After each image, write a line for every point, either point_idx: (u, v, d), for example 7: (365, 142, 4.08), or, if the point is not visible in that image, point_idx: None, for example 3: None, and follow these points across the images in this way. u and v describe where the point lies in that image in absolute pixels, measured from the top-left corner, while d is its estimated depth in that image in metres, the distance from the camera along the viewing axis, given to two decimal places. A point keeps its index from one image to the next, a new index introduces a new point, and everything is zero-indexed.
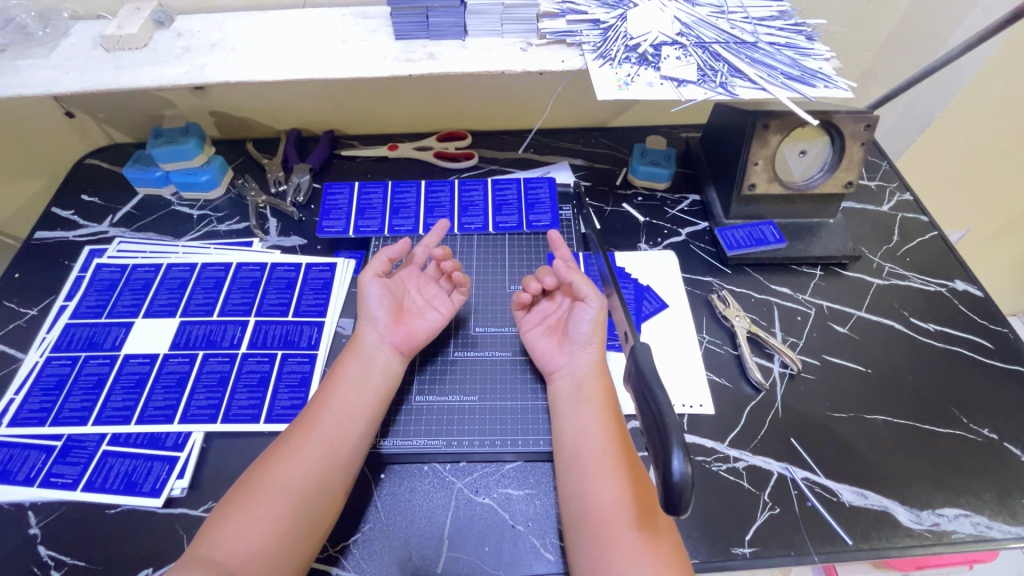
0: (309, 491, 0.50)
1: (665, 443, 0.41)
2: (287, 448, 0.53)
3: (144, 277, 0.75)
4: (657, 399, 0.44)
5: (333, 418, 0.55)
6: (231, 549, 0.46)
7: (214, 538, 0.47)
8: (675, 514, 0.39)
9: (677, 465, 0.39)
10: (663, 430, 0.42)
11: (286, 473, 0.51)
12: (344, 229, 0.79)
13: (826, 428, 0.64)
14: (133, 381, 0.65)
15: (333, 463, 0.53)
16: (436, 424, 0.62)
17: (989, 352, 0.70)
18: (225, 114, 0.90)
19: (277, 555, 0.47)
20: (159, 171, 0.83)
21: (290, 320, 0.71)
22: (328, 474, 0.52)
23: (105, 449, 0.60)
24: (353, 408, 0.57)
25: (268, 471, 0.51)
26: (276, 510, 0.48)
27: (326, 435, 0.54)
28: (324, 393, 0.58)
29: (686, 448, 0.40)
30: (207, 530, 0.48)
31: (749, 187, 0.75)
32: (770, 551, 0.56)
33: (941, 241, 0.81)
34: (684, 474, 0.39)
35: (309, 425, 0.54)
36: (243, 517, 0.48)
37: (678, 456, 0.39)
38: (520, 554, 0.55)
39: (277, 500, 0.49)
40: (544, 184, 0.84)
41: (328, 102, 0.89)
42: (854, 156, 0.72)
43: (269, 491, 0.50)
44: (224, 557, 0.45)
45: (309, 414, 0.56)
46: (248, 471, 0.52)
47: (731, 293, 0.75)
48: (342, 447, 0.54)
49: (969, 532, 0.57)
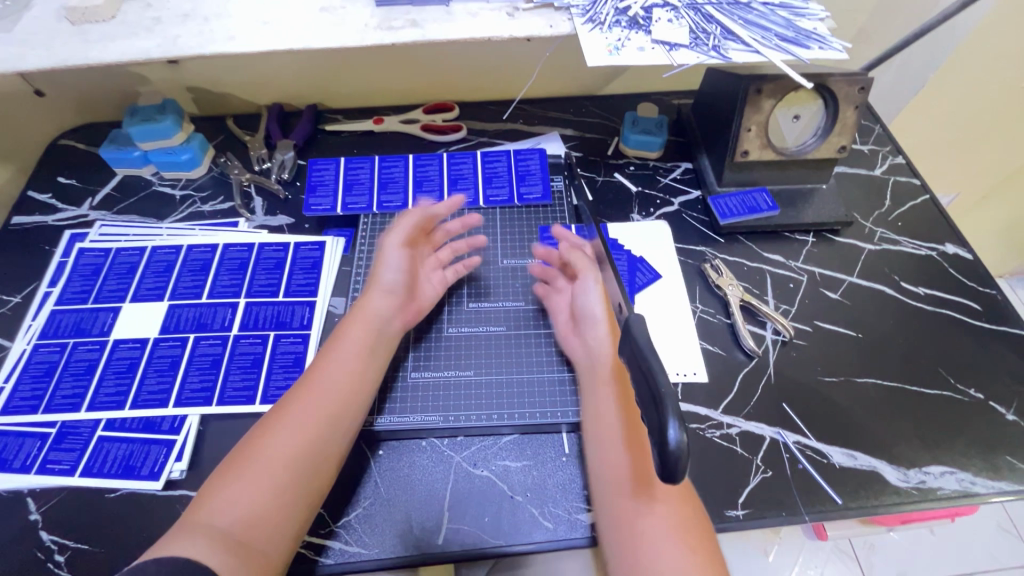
0: (307, 460, 0.50)
1: (660, 412, 0.40)
2: (288, 416, 0.52)
3: (129, 261, 0.73)
4: (650, 365, 0.43)
5: (337, 387, 0.55)
6: (233, 514, 0.46)
7: (212, 502, 0.47)
8: (670, 481, 0.39)
9: (672, 434, 0.39)
10: (657, 399, 0.41)
11: (288, 437, 0.51)
12: (331, 206, 0.76)
13: (818, 393, 0.65)
14: (125, 365, 0.65)
15: (327, 432, 0.52)
16: (444, 396, 0.63)
17: (978, 314, 0.71)
18: (203, 90, 0.87)
19: (271, 519, 0.47)
20: (137, 151, 0.81)
21: (281, 301, 0.70)
22: (326, 445, 0.52)
23: (101, 434, 0.60)
24: (352, 375, 0.56)
25: (269, 433, 0.51)
26: (278, 478, 0.49)
27: (324, 401, 0.54)
28: (324, 360, 0.57)
29: (681, 417, 0.40)
30: (205, 493, 0.48)
31: (743, 154, 0.74)
32: (762, 512, 0.57)
33: (932, 205, 0.81)
34: (679, 442, 0.39)
35: (311, 394, 0.54)
36: (243, 483, 0.48)
37: (673, 425, 0.39)
38: (519, 523, 0.56)
39: (274, 465, 0.49)
40: (535, 155, 0.82)
41: (310, 74, 0.86)
42: (849, 120, 0.70)
43: (269, 454, 0.49)
44: (226, 523, 0.45)
45: (309, 382, 0.55)
46: (247, 434, 0.52)
47: (725, 261, 0.75)
48: (343, 413, 0.54)
49: (954, 489, 0.59)
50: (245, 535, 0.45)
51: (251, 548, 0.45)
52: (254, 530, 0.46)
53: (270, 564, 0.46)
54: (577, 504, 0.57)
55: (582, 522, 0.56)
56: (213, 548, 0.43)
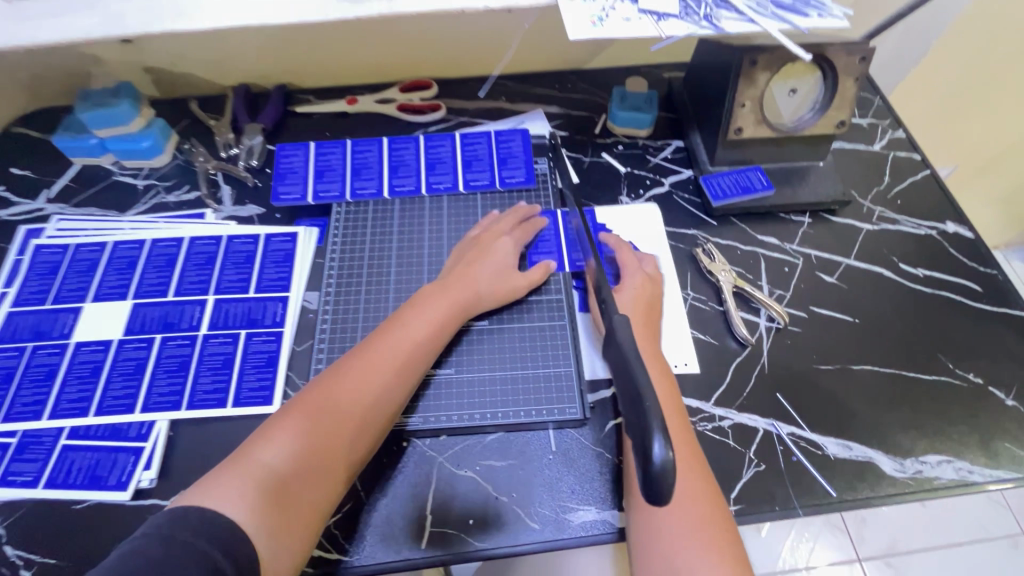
0: (363, 425, 0.50)
1: (644, 425, 0.38)
2: (356, 375, 0.51)
3: (89, 258, 0.69)
4: (633, 374, 0.41)
5: (403, 357, 0.54)
6: (283, 466, 0.46)
7: (269, 446, 0.46)
8: (655, 499, 0.37)
9: (657, 450, 0.36)
10: (641, 411, 0.38)
11: (353, 397, 0.50)
12: (302, 195, 0.72)
13: (812, 381, 0.62)
14: (88, 370, 0.61)
15: (384, 401, 0.52)
16: (461, 389, 0.60)
17: (978, 295, 0.68)
18: (162, 70, 0.81)
19: (321, 475, 0.47)
20: (93, 139, 0.75)
21: (252, 297, 0.66)
22: (379, 413, 0.51)
23: (64, 444, 0.57)
24: (414, 347, 0.55)
25: (335, 388, 0.50)
26: (335, 435, 0.48)
27: (389, 369, 0.53)
28: (394, 327, 0.56)
29: (666, 432, 0.37)
30: (265, 432, 0.47)
31: (737, 132, 0.70)
32: (755, 508, 0.56)
33: (933, 181, 0.78)
34: (665, 460, 0.36)
35: (377, 356, 0.53)
36: (300, 435, 0.47)
37: (659, 441, 0.36)
38: (504, 525, 0.55)
39: (332, 423, 0.48)
40: (517, 136, 0.77)
41: (276, 52, 0.81)
42: (848, 93, 0.66)
43: (325, 409, 0.49)
44: (278, 469, 0.45)
45: (377, 343, 0.54)
46: (315, 380, 0.52)
47: (717, 245, 0.72)
48: (398, 383, 0.53)
49: (951, 478, 0.57)
50: (294, 486, 0.45)
51: (296, 499, 0.45)
52: (303, 483, 0.46)
53: (307, 518, 0.45)
54: (566, 503, 0.56)
55: (569, 522, 0.55)
56: (257, 496, 0.43)
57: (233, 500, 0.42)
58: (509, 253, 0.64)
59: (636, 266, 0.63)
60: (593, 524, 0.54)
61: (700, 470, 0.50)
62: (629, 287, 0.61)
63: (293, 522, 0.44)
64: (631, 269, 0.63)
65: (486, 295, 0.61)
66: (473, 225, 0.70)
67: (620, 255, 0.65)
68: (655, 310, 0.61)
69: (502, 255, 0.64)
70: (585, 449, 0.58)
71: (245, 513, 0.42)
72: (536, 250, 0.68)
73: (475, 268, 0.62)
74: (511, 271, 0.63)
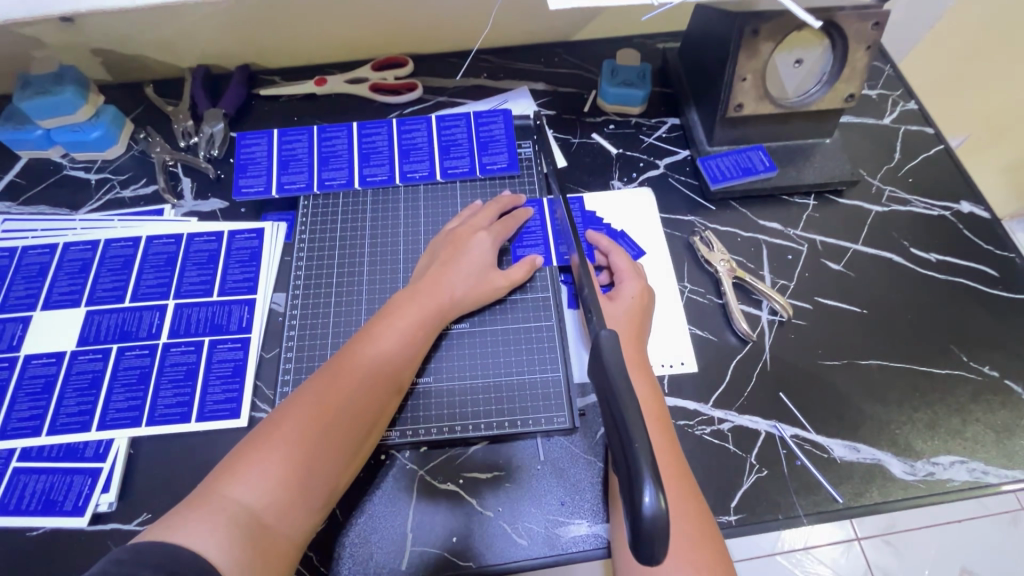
0: (343, 447, 0.46)
1: (633, 468, 0.33)
2: (333, 394, 0.47)
3: (38, 262, 0.64)
4: (620, 405, 0.36)
5: (381, 373, 0.50)
6: (259, 499, 0.41)
7: (240, 478, 0.42)
8: (646, 553, 0.33)
9: (648, 499, 0.32)
10: (629, 451, 0.34)
11: (331, 417, 0.46)
12: (266, 188, 0.66)
13: (816, 378, 0.58)
14: (40, 385, 0.57)
15: (363, 421, 0.48)
16: (442, 399, 0.56)
17: (994, 281, 0.64)
18: (110, 52, 0.74)
19: (302, 506, 0.43)
20: (38, 130, 0.69)
21: (216, 301, 0.62)
22: (359, 434, 0.48)
23: (16, 466, 0.53)
24: (392, 358, 0.51)
25: (309, 409, 0.46)
26: (315, 460, 0.44)
27: (366, 387, 0.49)
28: (370, 338, 0.51)
29: (658, 476, 0.33)
30: (234, 462, 0.43)
31: (737, 108, 0.64)
32: (757, 516, 0.52)
33: (947, 156, 0.72)
34: (656, 511, 0.32)
35: (354, 372, 0.49)
36: (274, 464, 0.43)
37: (649, 488, 0.32)
38: (489, 542, 0.51)
39: (311, 447, 0.44)
40: (499, 117, 0.71)
41: (234, 28, 0.74)
42: (859, 63, 0.60)
43: (300, 431, 0.44)
44: (251, 501, 0.41)
45: (352, 357, 0.50)
46: (286, 401, 0.47)
47: (715, 233, 0.67)
48: (376, 400, 0.49)
49: (964, 480, 0.54)
50: (272, 520, 0.41)
51: (274, 533, 0.41)
52: (282, 516, 0.42)
53: (287, 552, 0.42)
54: (555, 517, 0.52)
55: (560, 537, 0.51)
56: (230, 533, 0.39)
57: (203, 543, 0.38)
58: (492, 252, 0.60)
59: (630, 270, 0.58)
60: (584, 539, 0.51)
61: (687, 482, 0.46)
62: (625, 295, 0.56)
63: (272, 556, 0.41)
64: (625, 275, 0.58)
65: (470, 298, 0.57)
66: (452, 218, 0.64)
67: (616, 261, 0.59)
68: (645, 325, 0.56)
69: (481, 252, 0.59)
70: (575, 457, 0.54)
71: (218, 553, 0.38)
72: (521, 243, 0.63)
73: (453, 268, 0.57)
74: (495, 272, 0.59)
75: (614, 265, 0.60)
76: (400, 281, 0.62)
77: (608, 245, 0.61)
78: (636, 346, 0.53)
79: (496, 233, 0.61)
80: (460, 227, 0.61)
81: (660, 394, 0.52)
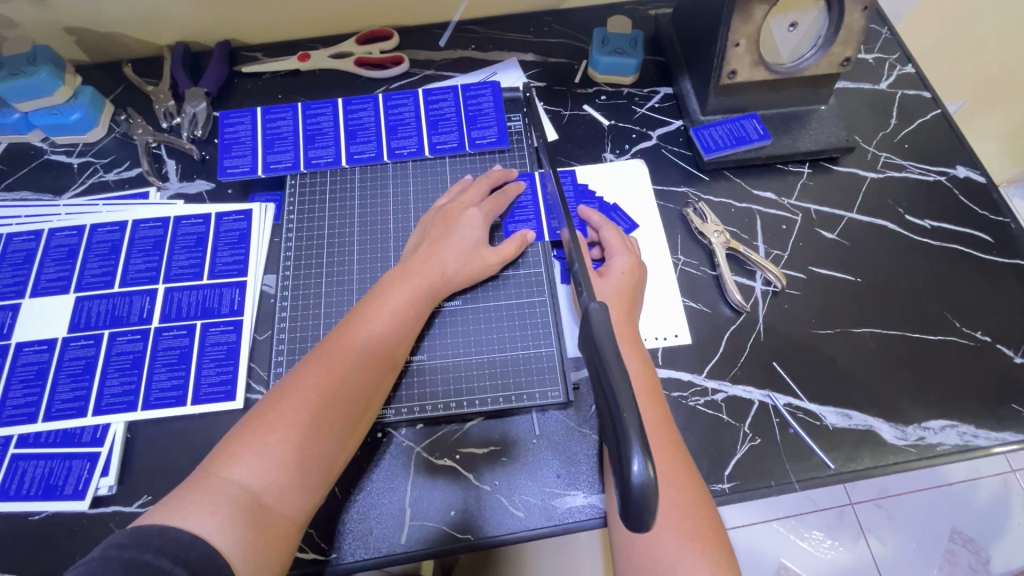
0: (341, 426, 0.46)
1: (623, 439, 0.34)
2: (329, 375, 0.47)
3: (24, 249, 0.63)
4: (610, 379, 0.36)
5: (375, 351, 0.50)
6: (257, 481, 0.42)
7: (238, 461, 0.42)
8: (639, 523, 0.33)
9: (637, 468, 0.32)
10: (619, 423, 0.34)
11: (327, 398, 0.46)
12: (251, 168, 0.65)
13: (810, 347, 0.59)
14: (33, 372, 0.57)
15: (361, 401, 0.48)
16: (438, 376, 0.56)
17: (989, 247, 0.64)
18: (84, 31, 0.72)
19: (302, 485, 0.43)
20: (15, 114, 0.67)
21: (206, 284, 0.61)
22: (356, 413, 0.48)
23: (14, 453, 0.53)
24: (386, 337, 0.51)
25: (304, 391, 0.46)
26: (313, 440, 0.44)
27: (361, 367, 0.48)
28: (363, 319, 0.51)
29: (646, 446, 0.33)
30: (232, 445, 0.43)
31: (731, 75, 0.62)
32: (750, 484, 0.53)
33: (944, 121, 0.71)
34: (645, 479, 0.32)
35: (349, 352, 0.48)
36: (273, 446, 0.43)
37: (638, 457, 0.33)
38: (488, 515, 0.52)
39: (308, 429, 0.44)
40: (487, 89, 0.69)
41: (211, 3, 0.71)
42: (856, 25, 0.59)
43: (297, 413, 0.44)
44: (249, 481, 0.42)
45: (346, 337, 0.49)
46: (281, 383, 0.47)
47: (709, 204, 0.66)
48: (371, 379, 0.49)
49: (954, 444, 0.55)
50: (272, 500, 0.42)
51: (275, 513, 0.42)
52: (283, 496, 0.42)
53: (289, 530, 0.42)
54: (552, 489, 0.53)
55: (557, 508, 0.52)
56: (230, 514, 0.40)
57: (202, 523, 0.39)
58: (484, 229, 0.59)
59: (621, 246, 0.58)
60: (582, 510, 0.52)
61: (678, 452, 0.47)
62: (615, 272, 0.56)
63: (273, 534, 0.41)
64: (615, 251, 0.58)
65: (463, 276, 0.57)
66: (443, 195, 0.63)
67: (606, 235, 0.59)
68: (637, 300, 0.56)
69: (472, 227, 0.58)
70: (571, 431, 0.55)
71: (217, 533, 0.39)
72: (513, 218, 0.63)
73: (444, 245, 0.57)
74: (487, 248, 0.58)
75: (606, 239, 0.59)
76: (391, 260, 0.62)
77: (598, 220, 0.61)
78: (627, 322, 0.53)
79: (487, 208, 0.60)
80: (449, 203, 0.61)
81: (651, 369, 0.52)
